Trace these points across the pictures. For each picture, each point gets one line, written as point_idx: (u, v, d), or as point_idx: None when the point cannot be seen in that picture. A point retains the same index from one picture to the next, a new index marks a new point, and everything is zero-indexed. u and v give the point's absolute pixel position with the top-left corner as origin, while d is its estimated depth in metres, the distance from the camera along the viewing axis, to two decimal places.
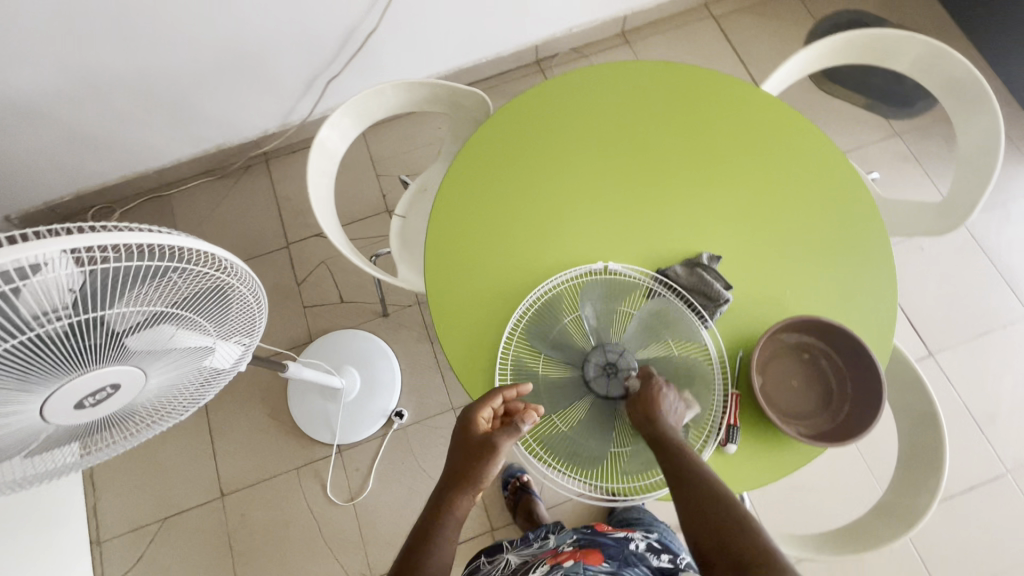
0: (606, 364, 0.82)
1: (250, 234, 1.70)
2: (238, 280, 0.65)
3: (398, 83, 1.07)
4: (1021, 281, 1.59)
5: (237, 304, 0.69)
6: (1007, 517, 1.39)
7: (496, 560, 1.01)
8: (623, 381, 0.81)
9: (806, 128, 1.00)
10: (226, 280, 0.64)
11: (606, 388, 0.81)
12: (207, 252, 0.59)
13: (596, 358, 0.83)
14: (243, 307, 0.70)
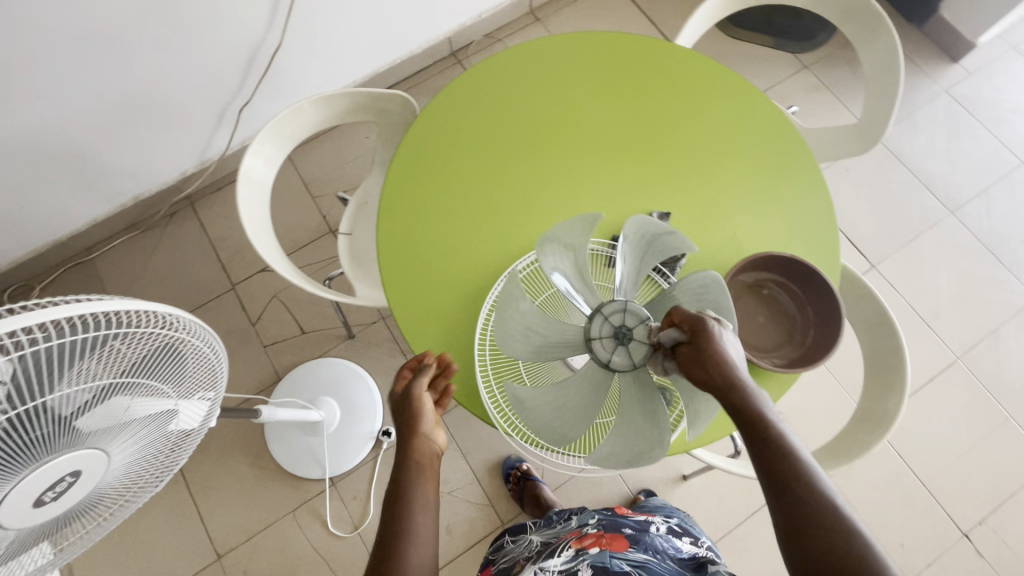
0: (615, 330, 0.68)
1: (192, 283, 1.62)
2: (188, 333, 0.61)
3: (315, 98, 1.03)
4: (941, 183, 1.70)
5: (193, 358, 0.64)
6: (968, 401, 1.50)
7: (520, 539, 1.06)
8: (644, 340, 0.67)
9: (726, 75, 1.02)
10: (176, 336, 0.59)
11: (629, 356, 0.67)
12: (149, 310, 0.54)
13: (597, 333, 0.69)
14: (200, 361, 0.65)
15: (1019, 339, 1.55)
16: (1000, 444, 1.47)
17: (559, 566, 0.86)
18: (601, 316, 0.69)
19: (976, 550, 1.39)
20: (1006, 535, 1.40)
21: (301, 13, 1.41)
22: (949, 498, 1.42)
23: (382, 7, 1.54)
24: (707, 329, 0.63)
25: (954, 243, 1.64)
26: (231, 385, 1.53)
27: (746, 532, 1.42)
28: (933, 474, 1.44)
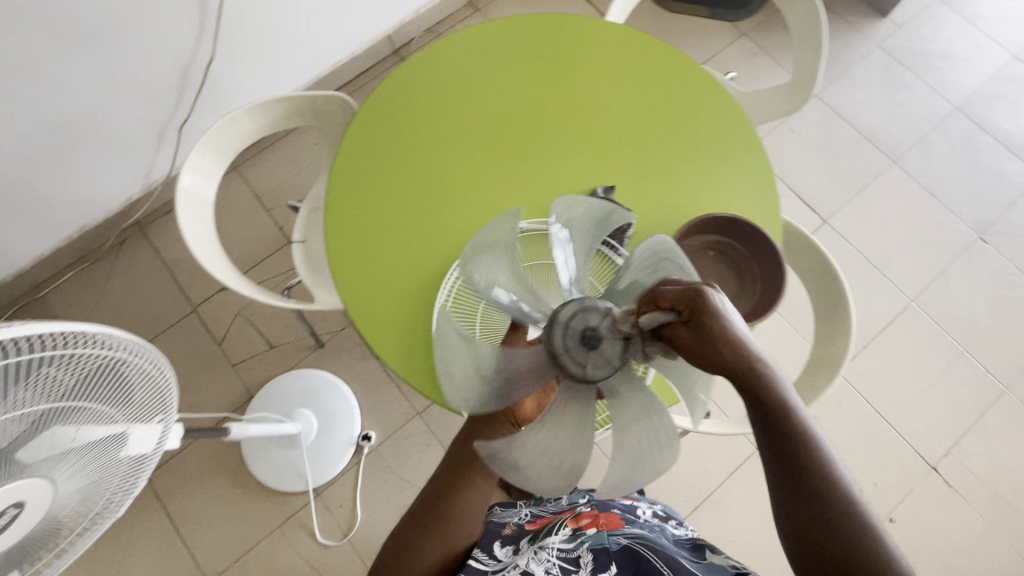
0: (580, 334, 0.57)
1: (151, 310, 1.58)
2: (128, 352, 0.60)
3: (249, 107, 1.01)
4: (880, 135, 1.75)
5: (137, 378, 0.63)
6: (924, 340, 1.56)
7: (512, 509, 1.05)
8: (614, 335, 0.56)
9: (659, 46, 1.03)
10: (113, 355, 0.59)
11: (603, 359, 0.56)
12: (81, 331, 0.54)
13: (561, 346, 0.57)
14: (147, 383, 0.65)
15: (966, 277, 1.62)
16: (957, 378, 1.53)
17: (558, 543, 0.85)
18: (558, 326, 0.58)
19: (944, 481, 1.46)
20: (970, 464, 1.47)
21: (230, 23, 1.37)
22: (913, 434, 1.49)
23: (315, 10, 1.51)
24: (709, 309, 0.51)
25: (898, 191, 1.70)
26: (202, 407, 1.50)
27: (728, 491, 1.46)
28: (896, 413, 1.50)
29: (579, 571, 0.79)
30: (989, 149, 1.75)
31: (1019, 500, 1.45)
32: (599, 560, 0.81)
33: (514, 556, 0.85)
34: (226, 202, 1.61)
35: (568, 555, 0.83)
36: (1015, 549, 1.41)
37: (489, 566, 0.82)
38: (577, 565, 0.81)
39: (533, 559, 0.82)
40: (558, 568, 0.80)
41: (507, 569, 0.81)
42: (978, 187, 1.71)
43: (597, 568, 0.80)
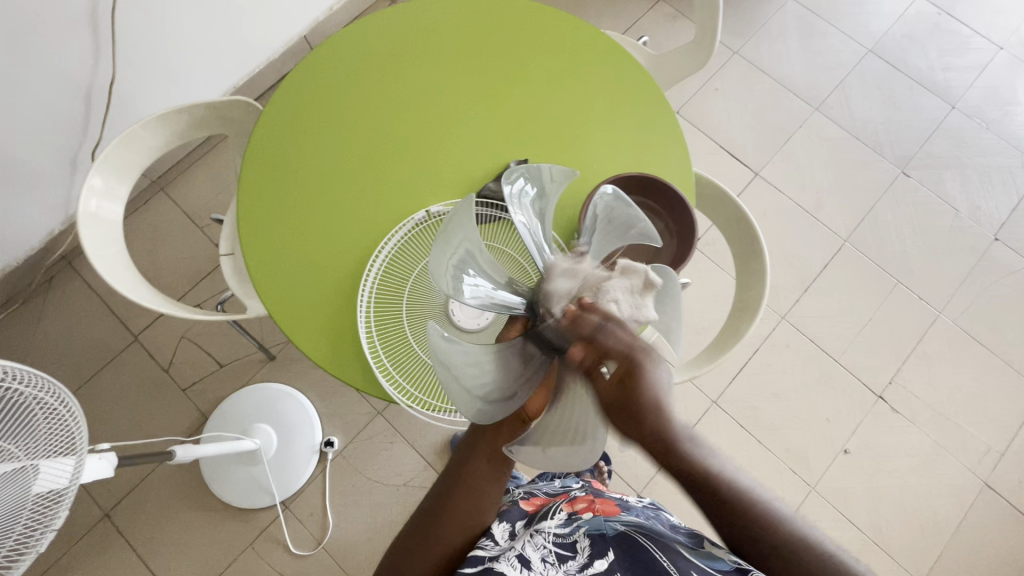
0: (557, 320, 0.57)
1: (90, 344, 1.52)
2: (21, 381, 0.62)
3: (146, 122, 0.98)
4: (801, 84, 1.80)
5: (35, 411, 0.64)
6: (860, 277, 1.62)
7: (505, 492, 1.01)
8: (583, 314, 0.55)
9: (560, 16, 1.03)
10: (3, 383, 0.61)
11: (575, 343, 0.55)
12: None
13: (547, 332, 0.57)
14: (47, 416, 0.65)
15: (894, 211, 1.69)
16: (894, 309, 1.60)
17: (554, 528, 0.82)
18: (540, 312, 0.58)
19: (891, 408, 1.52)
20: (914, 388, 1.54)
21: (126, 38, 1.31)
22: (858, 367, 1.55)
23: (219, 17, 1.45)
24: (641, 364, 0.49)
25: (823, 136, 1.75)
26: (156, 436, 1.46)
27: None
28: (840, 349, 1.56)
29: (575, 557, 0.77)
30: (905, 87, 1.81)
31: (962, 416, 1.52)
32: (595, 546, 0.77)
33: (511, 540, 0.81)
34: (155, 225, 1.56)
35: (564, 540, 0.80)
36: (962, 462, 1.49)
37: (488, 549, 0.78)
38: (573, 552, 0.78)
39: (529, 545, 0.79)
40: (554, 556, 0.77)
41: (505, 553, 0.77)
42: (898, 125, 1.77)
43: (593, 555, 0.76)
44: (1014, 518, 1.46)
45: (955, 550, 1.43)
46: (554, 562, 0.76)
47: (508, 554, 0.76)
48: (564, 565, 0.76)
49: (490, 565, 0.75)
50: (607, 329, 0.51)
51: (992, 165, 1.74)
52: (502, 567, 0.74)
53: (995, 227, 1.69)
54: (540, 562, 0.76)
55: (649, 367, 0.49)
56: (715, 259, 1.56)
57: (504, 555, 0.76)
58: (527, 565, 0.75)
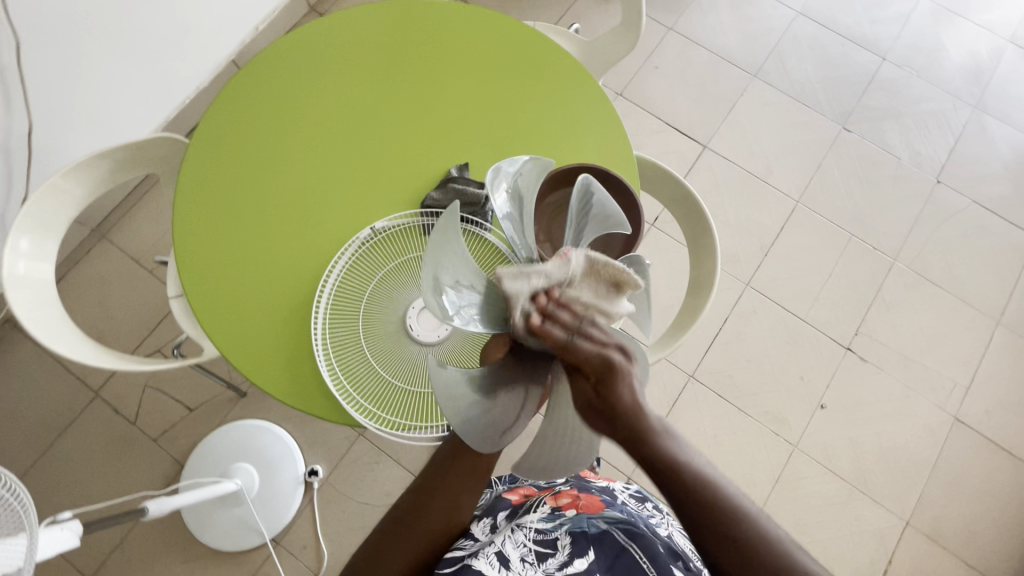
0: None
1: (48, 407, 1.45)
2: None
3: (65, 171, 0.93)
4: (737, 53, 1.82)
5: None
6: (816, 235, 1.66)
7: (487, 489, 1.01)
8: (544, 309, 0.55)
9: (484, 13, 1.02)
10: None
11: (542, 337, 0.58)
12: None
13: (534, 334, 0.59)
14: None
15: (840, 167, 1.73)
16: (852, 262, 1.64)
17: (536, 523, 0.83)
18: None
19: (860, 358, 1.57)
20: (879, 336, 1.58)
21: (39, 85, 1.24)
22: (825, 324, 1.59)
23: (137, 50, 1.39)
24: (615, 372, 0.52)
25: (765, 102, 1.78)
26: (132, 492, 1.41)
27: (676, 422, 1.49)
28: (805, 308, 1.59)
29: (555, 555, 0.79)
30: (837, 44, 1.85)
31: (926, 357, 1.58)
32: (576, 546, 0.80)
33: (490, 534, 0.84)
34: (102, 274, 1.50)
35: (545, 537, 0.81)
36: (932, 401, 1.54)
37: (466, 547, 0.81)
38: (553, 550, 0.80)
39: (509, 542, 0.81)
40: (535, 555, 0.79)
41: (483, 550, 0.79)
42: (835, 83, 1.81)
43: (573, 555, 0.78)
44: (985, 447, 1.52)
45: (937, 487, 1.49)
46: (534, 560, 0.79)
47: (489, 551, 0.79)
48: (543, 564, 0.78)
49: (469, 562, 0.77)
50: (577, 340, 0.52)
51: (927, 111, 1.80)
52: (481, 566, 0.76)
53: (936, 170, 1.74)
54: (520, 561, 0.78)
55: (623, 376, 0.52)
56: (674, 236, 1.57)
57: (481, 553, 0.78)
58: (507, 564, 0.77)
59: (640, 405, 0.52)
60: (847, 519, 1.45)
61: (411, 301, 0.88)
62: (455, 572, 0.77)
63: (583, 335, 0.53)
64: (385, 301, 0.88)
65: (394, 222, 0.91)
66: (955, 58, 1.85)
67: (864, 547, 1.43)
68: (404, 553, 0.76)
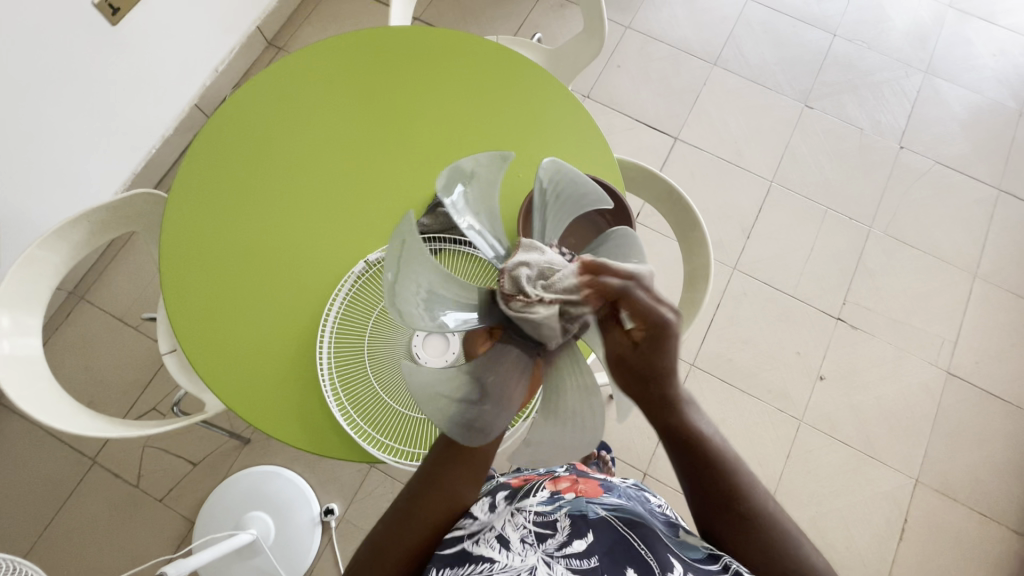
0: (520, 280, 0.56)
1: (45, 483, 1.40)
2: None
3: (41, 240, 0.91)
4: (695, 44, 1.86)
5: None
6: (793, 211, 1.70)
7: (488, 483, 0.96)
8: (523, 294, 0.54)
9: (451, 35, 1.03)
10: None
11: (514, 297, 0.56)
12: None
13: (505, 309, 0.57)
14: None
15: (808, 143, 1.78)
16: (831, 234, 1.68)
17: (536, 506, 0.74)
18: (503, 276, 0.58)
19: (851, 326, 1.61)
20: (866, 303, 1.63)
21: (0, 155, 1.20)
22: (813, 297, 1.62)
23: (98, 107, 1.36)
24: (669, 332, 0.52)
25: (727, 88, 1.82)
26: (144, 558, 1.37)
27: None
28: (793, 284, 1.63)
29: (554, 535, 0.69)
30: (789, 26, 1.90)
31: (911, 317, 1.63)
32: (575, 527, 0.70)
33: (491, 515, 0.74)
34: (85, 338, 1.46)
35: (544, 519, 0.72)
36: (924, 359, 1.59)
37: (468, 527, 0.71)
38: (552, 531, 0.70)
39: (509, 525, 0.71)
40: (534, 535, 0.69)
41: (483, 533, 0.70)
42: (791, 63, 1.86)
43: (573, 536, 0.69)
44: (980, 396, 1.57)
45: (940, 441, 1.53)
46: (533, 541, 0.68)
47: (488, 534, 0.69)
48: (543, 544, 0.67)
49: (469, 547, 0.68)
50: (635, 291, 0.51)
51: (881, 81, 1.86)
52: (480, 549, 0.67)
53: (898, 136, 1.80)
54: (519, 542, 0.68)
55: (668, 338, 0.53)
56: (658, 229, 1.59)
57: (481, 536, 0.69)
58: (505, 545, 0.67)
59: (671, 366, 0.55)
60: (861, 485, 1.48)
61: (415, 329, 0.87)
62: (456, 557, 0.67)
63: (644, 287, 0.52)
64: (388, 333, 0.87)
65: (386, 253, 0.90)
66: (901, 27, 1.92)
67: (880, 510, 1.47)
68: (406, 544, 0.68)
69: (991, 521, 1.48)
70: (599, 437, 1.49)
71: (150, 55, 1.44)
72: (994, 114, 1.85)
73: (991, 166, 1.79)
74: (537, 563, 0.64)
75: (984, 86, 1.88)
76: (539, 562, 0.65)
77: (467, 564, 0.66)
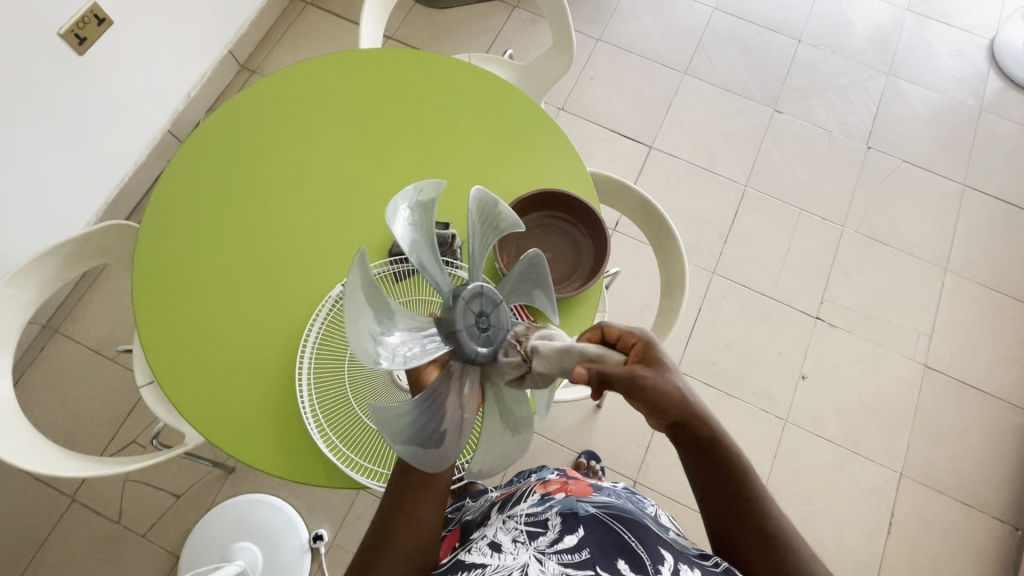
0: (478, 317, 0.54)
1: (21, 524, 1.36)
2: None
3: (9, 277, 0.89)
4: (665, 55, 1.89)
5: None
6: (767, 214, 1.73)
7: (479, 498, 0.95)
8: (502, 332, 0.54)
9: (421, 55, 1.04)
10: None
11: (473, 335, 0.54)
12: None
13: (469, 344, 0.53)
14: None
15: (779, 147, 1.81)
16: (806, 235, 1.72)
17: (526, 509, 0.75)
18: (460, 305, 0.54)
19: (829, 325, 1.64)
20: (843, 301, 1.66)
21: None
22: (792, 297, 1.65)
23: (67, 138, 1.35)
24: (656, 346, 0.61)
25: (698, 96, 1.85)
26: None
27: None
28: (771, 285, 1.66)
29: (546, 534, 0.69)
30: (755, 33, 1.95)
31: (888, 313, 1.66)
32: (566, 523, 0.70)
33: (485, 526, 0.77)
34: (59, 373, 1.43)
35: (536, 519, 0.72)
36: (902, 354, 1.62)
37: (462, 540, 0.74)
38: (544, 529, 0.70)
39: (500, 529, 0.73)
40: (526, 535, 0.70)
41: (477, 541, 0.73)
42: (759, 69, 1.91)
43: (564, 532, 0.69)
44: (958, 388, 1.60)
45: (922, 434, 1.56)
46: (524, 541, 0.69)
47: (480, 543, 0.72)
48: (534, 542, 0.68)
49: (463, 556, 0.71)
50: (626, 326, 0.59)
51: (847, 83, 1.91)
52: (473, 556, 0.69)
53: (866, 136, 1.85)
54: (510, 544, 0.69)
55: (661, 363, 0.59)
56: (637, 237, 1.61)
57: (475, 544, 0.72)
58: (497, 548, 0.69)
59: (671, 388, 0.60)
60: (847, 482, 1.50)
61: None
62: (449, 568, 0.70)
63: None
64: None
65: None
66: (862, 31, 1.98)
67: (868, 505, 1.48)
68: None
69: (975, 510, 1.50)
70: (588, 448, 1.49)
71: (119, 82, 1.43)
72: (956, 111, 1.91)
73: (955, 162, 1.85)
74: (528, 561, 0.66)
75: (944, 86, 1.94)
76: (531, 560, 0.66)
77: (460, 571, 0.68)
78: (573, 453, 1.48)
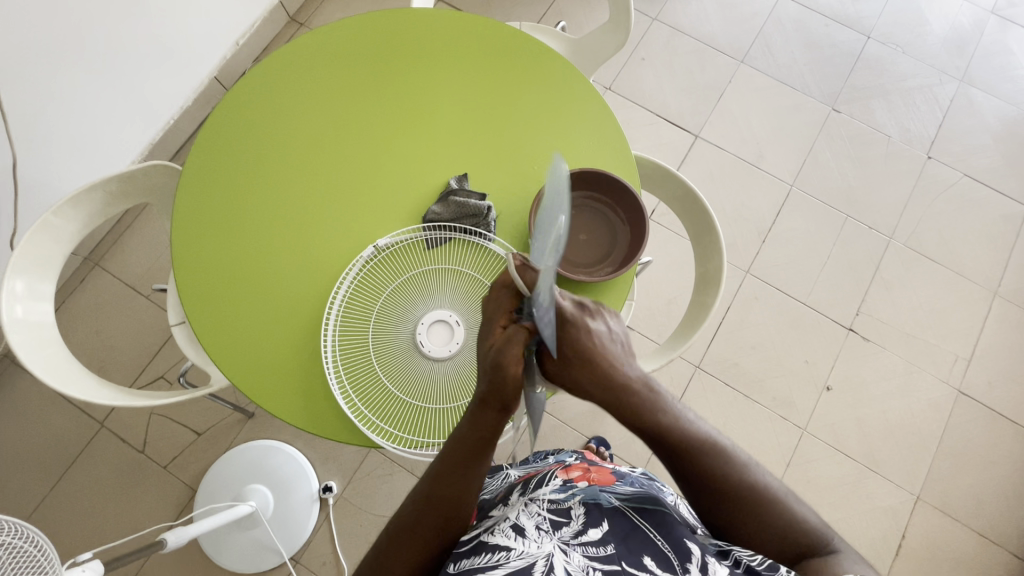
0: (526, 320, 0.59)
1: (55, 441, 1.44)
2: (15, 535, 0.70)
3: (56, 207, 0.91)
4: (723, 40, 1.81)
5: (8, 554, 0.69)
6: (810, 217, 1.67)
7: (497, 476, 0.94)
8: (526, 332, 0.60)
9: (471, 18, 1.00)
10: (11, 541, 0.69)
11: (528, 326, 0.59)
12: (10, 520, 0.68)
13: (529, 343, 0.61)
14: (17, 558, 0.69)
15: (832, 148, 1.73)
16: (849, 243, 1.65)
17: (549, 494, 0.74)
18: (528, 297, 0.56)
19: (862, 338, 1.58)
20: (879, 315, 1.60)
21: (21, 119, 1.21)
22: (825, 306, 1.60)
23: (120, 78, 1.37)
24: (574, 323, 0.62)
25: (752, 86, 1.77)
26: (146, 522, 1.40)
27: None
28: (806, 291, 1.60)
29: (569, 524, 0.69)
30: (821, 25, 1.84)
31: (926, 332, 1.59)
32: (590, 516, 0.70)
33: (506, 509, 0.74)
34: (97, 304, 1.48)
35: (558, 508, 0.71)
36: (936, 376, 1.56)
37: (481, 526, 0.72)
38: (567, 519, 0.70)
39: (523, 514, 0.71)
40: (549, 524, 0.69)
41: (499, 524, 0.70)
42: (821, 65, 1.81)
43: (588, 524, 0.69)
44: (990, 418, 1.54)
45: (944, 459, 1.51)
46: (548, 529, 0.68)
47: (503, 525, 0.69)
48: (558, 532, 0.67)
49: (485, 538, 0.68)
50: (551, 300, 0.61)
51: (914, 87, 1.80)
52: (496, 538, 0.67)
53: (927, 145, 1.75)
54: (534, 530, 0.67)
55: (592, 328, 0.63)
56: (672, 228, 1.57)
57: (497, 528, 0.69)
58: (521, 534, 0.67)
59: (608, 357, 0.63)
60: (859, 500, 1.47)
61: (418, 318, 0.87)
62: (471, 550, 0.67)
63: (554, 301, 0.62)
64: (390, 322, 0.87)
65: (397, 239, 0.90)
66: (938, 32, 1.86)
67: (878, 524, 1.45)
68: (408, 554, 0.68)
69: (991, 543, 1.46)
70: (598, 434, 1.49)
71: (171, 25, 1.43)
72: None
73: (1019, 181, 1.74)
74: (553, 550, 0.64)
75: (1020, 98, 1.82)
76: (556, 549, 0.65)
77: (482, 553, 0.65)
78: (583, 438, 1.48)
